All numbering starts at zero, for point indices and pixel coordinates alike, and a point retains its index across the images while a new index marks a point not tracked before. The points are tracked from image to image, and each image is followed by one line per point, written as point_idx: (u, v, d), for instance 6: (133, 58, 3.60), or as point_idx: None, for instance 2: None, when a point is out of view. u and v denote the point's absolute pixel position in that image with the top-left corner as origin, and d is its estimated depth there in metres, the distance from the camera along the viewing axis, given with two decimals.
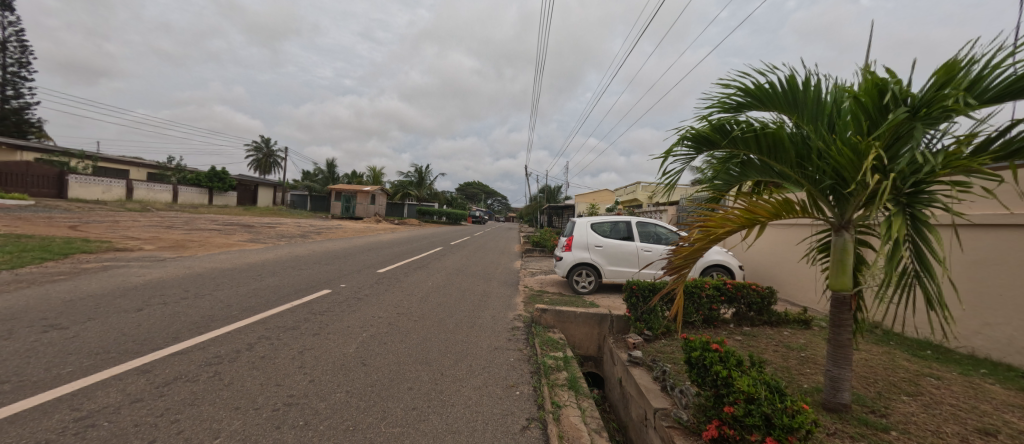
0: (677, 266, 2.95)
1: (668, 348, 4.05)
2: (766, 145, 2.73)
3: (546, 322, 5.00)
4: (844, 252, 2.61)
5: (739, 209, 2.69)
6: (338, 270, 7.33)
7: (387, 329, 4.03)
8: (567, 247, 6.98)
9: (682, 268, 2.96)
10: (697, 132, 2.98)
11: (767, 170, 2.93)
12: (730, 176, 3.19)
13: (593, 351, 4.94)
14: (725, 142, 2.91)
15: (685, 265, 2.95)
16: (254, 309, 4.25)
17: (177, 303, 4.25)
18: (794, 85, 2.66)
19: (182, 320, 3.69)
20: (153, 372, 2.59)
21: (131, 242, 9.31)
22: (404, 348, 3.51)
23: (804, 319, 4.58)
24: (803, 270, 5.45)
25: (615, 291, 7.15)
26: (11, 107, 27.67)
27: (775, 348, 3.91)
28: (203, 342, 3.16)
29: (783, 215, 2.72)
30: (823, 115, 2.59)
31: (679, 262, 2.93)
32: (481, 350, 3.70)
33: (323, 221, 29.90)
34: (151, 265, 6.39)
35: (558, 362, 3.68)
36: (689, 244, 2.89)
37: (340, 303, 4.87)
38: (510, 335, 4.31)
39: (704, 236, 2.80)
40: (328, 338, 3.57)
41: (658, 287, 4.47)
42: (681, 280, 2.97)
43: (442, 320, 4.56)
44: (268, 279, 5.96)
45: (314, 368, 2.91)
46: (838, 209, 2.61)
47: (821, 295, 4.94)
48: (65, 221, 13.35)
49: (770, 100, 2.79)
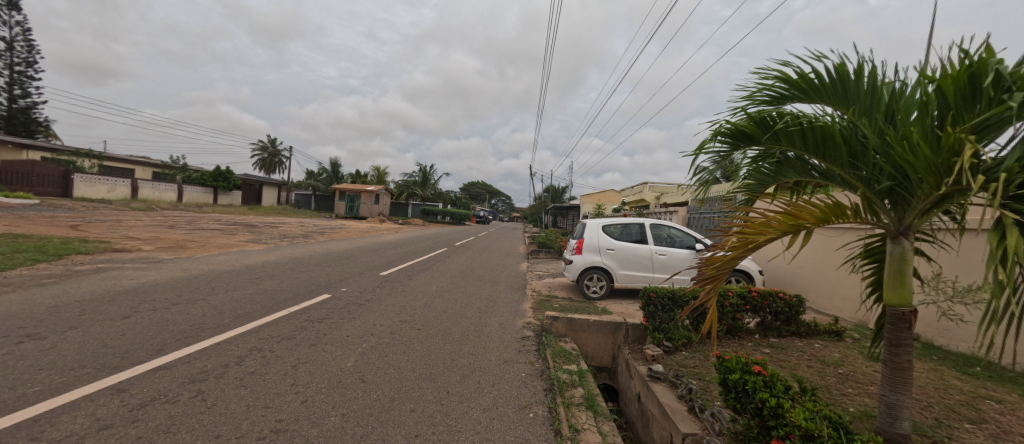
0: (709, 278, 2.55)
1: (691, 362, 3.75)
2: (815, 143, 2.41)
3: (557, 331, 4.69)
4: (903, 262, 2.30)
5: (780, 213, 2.28)
6: (339, 273, 7.09)
7: (388, 339, 3.76)
8: (577, 250, 6.69)
9: (716, 280, 2.57)
10: (733, 127, 2.68)
11: (810, 171, 2.62)
12: (765, 176, 2.89)
13: (607, 362, 4.66)
14: (767, 137, 2.60)
15: (719, 276, 2.55)
16: (248, 316, 4.01)
17: (167, 309, 4.01)
18: (845, 74, 2.37)
19: (170, 329, 3.45)
20: (129, 391, 2.34)
21: (130, 243, 9.14)
22: (406, 362, 3.25)
23: (835, 330, 4.26)
24: (840, 278, 5.10)
25: (627, 296, 6.84)
26: (18, 106, 27.90)
27: (810, 364, 3.59)
28: (189, 355, 2.92)
29: (834, 220, 2.35)
30: (879, 108, 2.30)
31: (711, 273, 2.53)
32: (490, 364, 3.42)
33: (327, 221, 29.86)
34: (146, 268, 6.18)
35: (573, 377, 3.39)
36: (723, 253, 2.48)
37: (340, 309, 4.62)
38: (520, 346, 4.03)
39: (741, 244, 2.40)
40: (325, 350, 3.31)
41: (679, 295, 4.17)
42: (714, 294, 2.58)
43: (447, 329, 4.29)
44: (266, 282, 5.72)
45: (308, 386, 2.65)
46: (895, 213, 2.31)
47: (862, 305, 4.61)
48: (67, 220, 13.27)
49: (816, 92, 2.50)
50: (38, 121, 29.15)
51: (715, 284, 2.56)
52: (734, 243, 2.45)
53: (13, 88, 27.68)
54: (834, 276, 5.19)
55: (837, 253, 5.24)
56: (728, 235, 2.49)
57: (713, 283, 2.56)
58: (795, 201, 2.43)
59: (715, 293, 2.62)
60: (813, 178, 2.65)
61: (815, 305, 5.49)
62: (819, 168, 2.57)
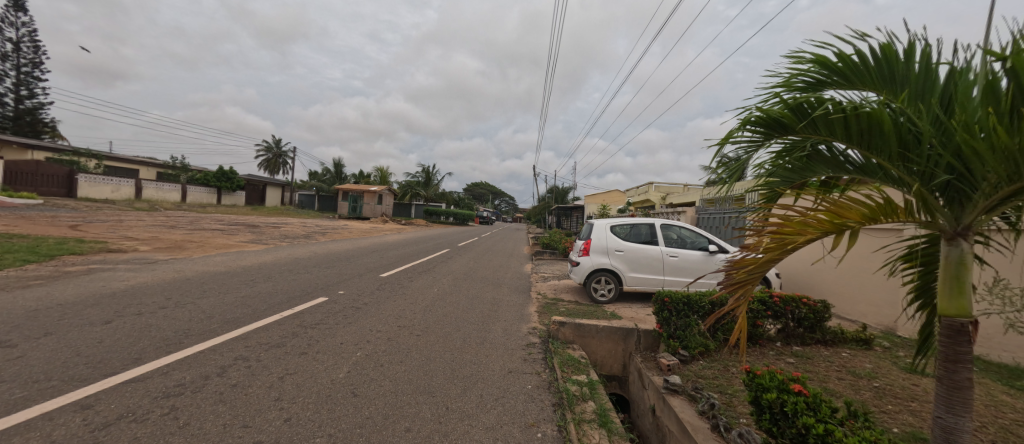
0: (738, 284, 2.22)
1: (710, 373, 3.48)
2: (857, 133, 2.13)
3: (564, 337, 4.41)
4: (961, 267, 2.00)
5: (822, 210, 2.00)
6: (338, 274, 6.87)
7: (385, 347, 3.53)
8: (584, 252, 6.42)
9: (746, 286, 2.22)
10: (765, 114, 2.40)
11: (845, 165, 2.36)
12: (792, 171, 2.63)
13: (617, 370, 4.39)
14: (803, 126, 2.31)
15: (750, 281, 2.21)
16: (238, 321, 3.79)
17: (153, 313, 3.80)
18: (893, 55, 2.06)
19: (151, 336, 3.23)
20: (95, 408, 2.12)
21: (127, 243, 8.99)
22: (403, 372, 3.00)
23: (863, 337, 3.98)
24: (873, 282, 4.82)
25: (636, 299, 6.56)
26: (26, 107, 28.15)
27: (840, 375, 3.30)
28: (167, 365, 2.70)
29: (881, 219, 2.05)
30: (933, 93, 1.98)
31: (741, 277, 2.20)
32: (494, 375, 3.17)
33: (330, 221, 29.74)
34: (139, 268, 6.00)
35: (583, 389, 3.12)
36: (755, 255, 2.18)
37: (335, 314, 4.38)
38: (525, 354, 3.78)
39: (777, 246, 2.09)
40: (316, 360, 3.08)
41: (695, 300, 3.90)
42: (743, 302, 2.21)
43: (448, 335, 4.05)
44: (261, 284, 5.52)
45: (294, 401, 2.41)
46: (953, 211, 2.02)
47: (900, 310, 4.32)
48: (68, 220, 13.19)
49: (858, 77, 2.20)
50: (44, 121, 29.31)
51: (744, 292, 2.22)
52: (768, 244, 2.14)
53: (19, 89, 27.89)
54: (864, 280, 4.95)
55: (868, 256, 4.97)
56: (761, 235, 2.19)
57: (743, 290, 2.22)
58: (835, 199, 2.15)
59: (744, 301, 2.26)
60: (848, 173, 2.39)
61: (842, 309, 5.22)
62: (856, 162, 2.30)
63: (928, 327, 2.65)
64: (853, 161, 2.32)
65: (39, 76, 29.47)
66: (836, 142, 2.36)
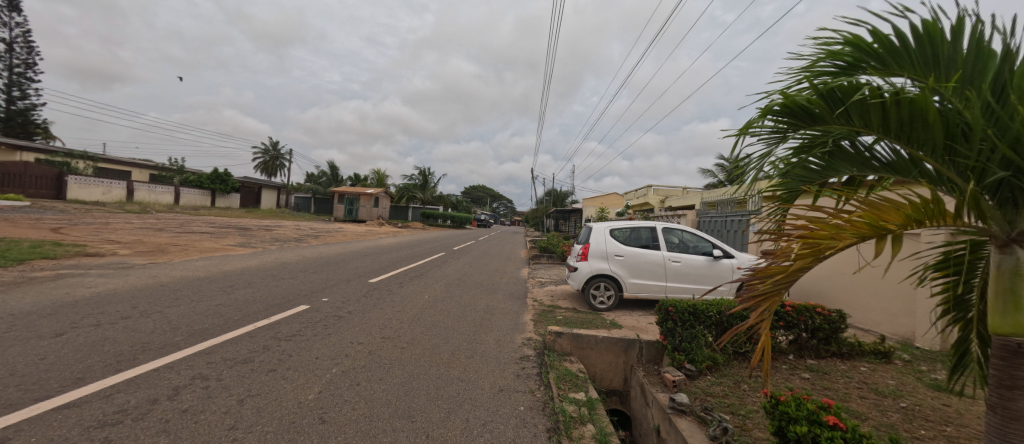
0: (763, 297, 1.82)
1: (719, 390, 3.19)
2: (897, 124, 1.87)
3: (561, 349, 4.12)
4: (1019, 278, 1.63)
5: (862, 212, 1.65)
6: (325, 280, 6.56)
7: (364, 362, 3.22)
8: (583, 256, 6.14)
9: (773, 299, 1.81)
10: (791, 101, 2.15)
11: (871, 162, 2.11)
12: (811, 171, 2.39)
13: (618, 385, 4.09)
14: (831, 114, 2.06)
15: (777, 294, 1.81)
16: (206, 333, 3.49)
17: (113, 324, 3.49)
18: (938, 33, 1.81)
19: (104, 351, 2.92)
20: (9, 442, 1.80)
21: (107, 246, 8.63)
22: (382, 393, 2.70)
23: (882, 350, 3.70)
24: (892, 291, 4.54)
25: (637, 307, 6.26)
26: (17, 108, 27.81)
27: (863, 394, 3.01)
28: (112, 387, 2.39)
29: (925, 223, 1.76)
30: (985, 77, 1.70)
31: (767, 288, 1.80)
32: (482, 395, 2.87)
33: (324, 224, 29.33)
34: (112, 273, 5.69)
35: (581, 410, 2.82)
36: (781, 263, 1.79)
37: (315, 324, 4.07)
38: (518, 369, 3.47)
39: (810, 253, 1.70)
40: (284, 378, 2.76)
41: (701, 310, 3.62)
42: (770, 317, 1.80)
43: (435, 348, 3.75)
44: (240, 291, 5.22)
45: (249, 430, 2.08)
46: (1011, 214, 1.70)
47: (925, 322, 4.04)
48: (51, 223, 12.82)
49: (894, 59, 1.96)
50: (37, 122, 29.00)
51: (770, 306, 1.81)
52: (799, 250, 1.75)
53: (12, 90, 27.57)
54: (875, 287, 4.76)
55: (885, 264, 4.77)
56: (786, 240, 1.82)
57: (768, 303, 1.80)
58: (869, 201, 1.84)
59: (769, 317, 1.84)
60: (874, 172, 2.14)
61: (857, 318, 4.94)
62: (885, 159, 2.05)
63: (960, 344, 2.37)
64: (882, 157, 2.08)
65: (31, 77, 29.15)
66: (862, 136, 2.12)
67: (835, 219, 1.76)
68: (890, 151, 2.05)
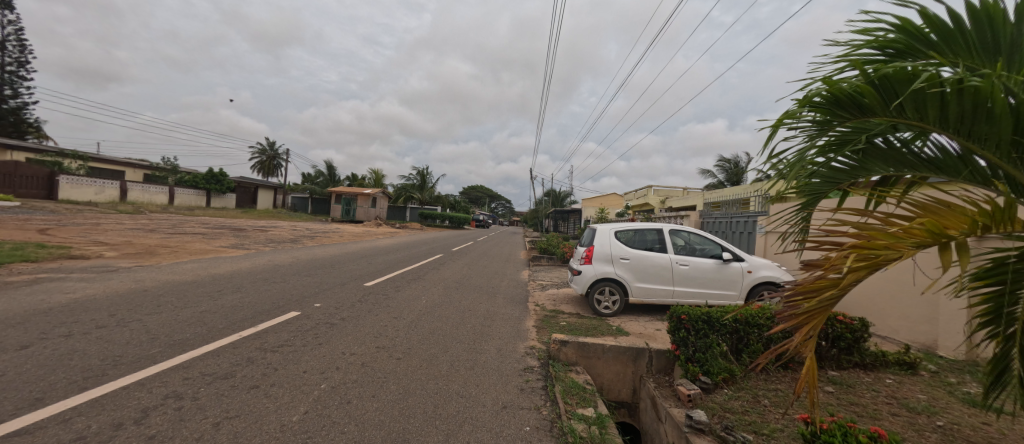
0: (807, 316, 1.56)
1: (738, 405, 2.97)
2: (958, 119, 1.66)
3: (567, 358, 3.88)
4: None
5: (925, 218, 1.38)
6: (318, 284, 6.31)
7: (356, 376, 2.98)
8: (587, 259, 5.92)
9: (819, 317, 1.55)
10: (834, 91, 1.97)
11: (914, 160, 1.92)
12: (839, 171, 2.20)
13: (626, 396, 3.88)
14: (879, 106, 1.87)
15: (822, 312, 1.54)
16: (186, 344, 3.23)
17: (85, 335, 3.23)
18: (1001, 14, 1.59)
19: (70, 366, 2.67)
20: None
21: (93, 248, 8.35)
22: (375, 412, 2.47)
23: (907, 361, 3.51)
24: (909, 298, 4.37)
25: (643, 312, 6.05)
26: (9, 107, 27.36)
27: (893, 411, 2.79)
28: (71, 410, 2.13)
29: (991, 229, 1.51)
30: None
31: (811, 306, 1.54)
32: (485, 413, 2.64)
33: (320, 225, 28.99)
34: (93, 278, 5.42)
35: (592, 429, 2.58)
36: (829, 277, 1.51)
37: (305, 332, 3.83)
38: (522, 383, 3.24)
39: (866, 266, 1.42)
40: (268, 396, 2.52)
41: (716, 318, 3.40)
42: (816, 339, 1.55)
43: (433, 359, 3.52)
44: (228, 296, 4.97)
45: None
46: None
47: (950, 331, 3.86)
48: (38, 223, 12.50)
49: (948, 45, 1.75)
50: (29, 121, 28.57)
51: (817, 325, 1.56)
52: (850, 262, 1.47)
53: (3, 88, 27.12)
54: (891, 294, 4.59)
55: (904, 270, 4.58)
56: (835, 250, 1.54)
57: (815, 323, 1.55)
58: (931, 203, 1.56)
59: (813, 339, 1.58)
60: (915, 171, 1.95)
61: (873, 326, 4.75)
62: (933, 157, 1.86)
63: (999, 361, 1.70)
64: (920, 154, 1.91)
65: (23, 75, 28.69)
66: (902, 132, 1.95)
67: (893, 225, 1.48)
68: (932, 148, 1.87)
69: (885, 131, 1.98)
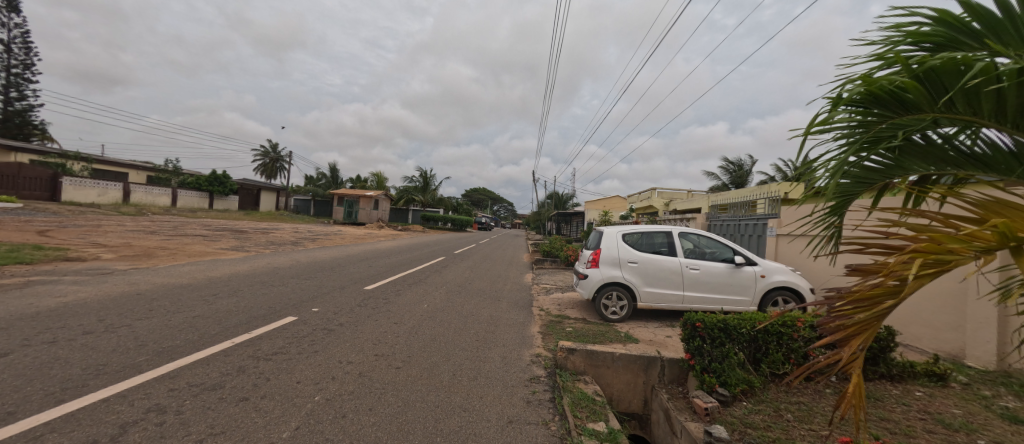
0: (858, 327, 1.38)
1: (759, 420, 2.77)
2: (1018, 110, 1.50)
3: (574, 367, 3.69)
4: None
5: (997, 220, 1.21)
6: (318, 287, 6.16)
7: (352, 387, 2.82)
8: (593, 263, 5.75)
9: (871, 331, 1.37)
10: (872, 88, 1.78)
11: (957, 157, 1.76)
12: (872, 172, 2.01)
13: (637, 407, 3.70)
14: (923, 102, 1.68)
15: (874, 325, 1.36)
16: (174, 351, 3.08)
17: (70, 342, 3.09)
18: None
19: (49, 376, 2.51)
20: None
21: (92, 250, 8.24)
22: (371, 427, 2.30)
23: (936, 372, 3.30)
24: (934, 305, 4.17)
25: (652, 318, 5.85)
26: (15, 109, 27.55)
27: (929, 428, 2.59)
28: (42, 426, 1.97)
29: None
30: None
31: (862, 316, 1.36)
32: (488, 428, 2.46)
33: (322, 227, 28.88)
34: (87, 280, 5.30)
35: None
36: (884, 284, 1.34)
37: (300, 339, 3.66)
38: (528, 394, 3.06)
39: (929, 272, 1.24)
40: (257, 410, 2.35)
41: (733, 326, 3.22)
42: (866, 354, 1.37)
43: (434, 368, 3.35)
44: (224, 299, 4.84)
45: None
46: None
47: (979, 341, 3.66)
48: (38, 225, 12.44)
49: (995, 35, 1.57)
50: (34, 123, 28.72)
51: (869, 340, 1.37)
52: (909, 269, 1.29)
53: (9, 91, 27.30)
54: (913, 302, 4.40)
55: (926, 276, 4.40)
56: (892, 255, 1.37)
57: (866, 336, 1.36)
58: (1000, 204, 1.37)
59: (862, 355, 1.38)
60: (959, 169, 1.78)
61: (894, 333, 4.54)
62: (980, 153, 1.69)
63: None
64: (964, 149, 1.74)
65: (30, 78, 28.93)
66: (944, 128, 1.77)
67: (960, 228, 1.29)
68: (977, 143, 1.71)
69: (925, 128, 1.80)
